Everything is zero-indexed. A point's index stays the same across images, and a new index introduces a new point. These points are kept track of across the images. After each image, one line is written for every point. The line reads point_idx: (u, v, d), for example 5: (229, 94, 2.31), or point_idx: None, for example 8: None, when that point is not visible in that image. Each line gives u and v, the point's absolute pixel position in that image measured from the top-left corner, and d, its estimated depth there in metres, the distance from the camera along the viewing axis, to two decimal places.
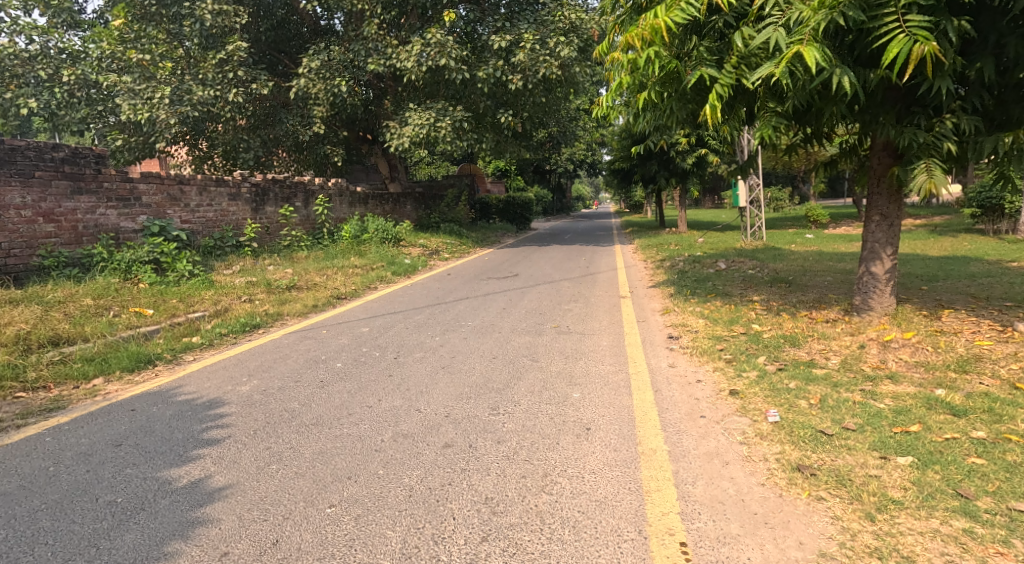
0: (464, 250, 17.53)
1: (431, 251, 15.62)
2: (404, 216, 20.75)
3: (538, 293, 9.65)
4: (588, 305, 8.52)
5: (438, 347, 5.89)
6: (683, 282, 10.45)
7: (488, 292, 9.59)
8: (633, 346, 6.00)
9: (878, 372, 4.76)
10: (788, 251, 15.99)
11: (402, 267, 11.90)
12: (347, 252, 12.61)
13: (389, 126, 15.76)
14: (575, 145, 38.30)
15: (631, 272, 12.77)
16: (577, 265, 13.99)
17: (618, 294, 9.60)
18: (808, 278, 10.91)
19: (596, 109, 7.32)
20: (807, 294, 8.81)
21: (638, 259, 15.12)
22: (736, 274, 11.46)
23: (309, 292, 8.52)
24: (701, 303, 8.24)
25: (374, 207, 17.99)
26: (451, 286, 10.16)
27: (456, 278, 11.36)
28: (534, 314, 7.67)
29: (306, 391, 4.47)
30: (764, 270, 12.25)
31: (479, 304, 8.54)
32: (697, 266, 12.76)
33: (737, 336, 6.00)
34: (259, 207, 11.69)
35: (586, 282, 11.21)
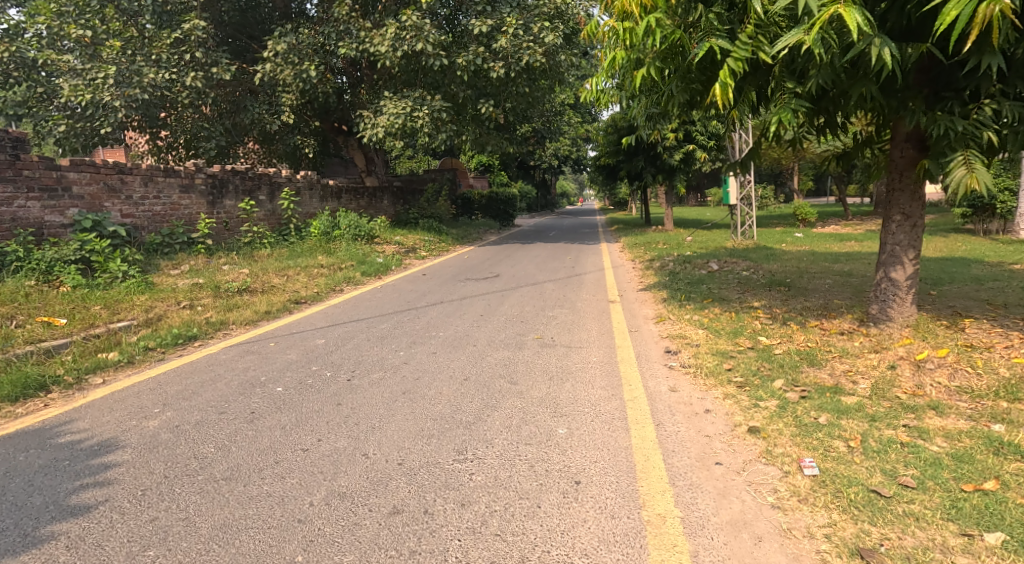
0: (442, 248, 16.68)
1: (407, 249, 14.76)
2: (381, 212, 19.84)
3: (519, 297, 8.84)
4: (574, 311, 7.72)
5: (400, 366, 5.07)
6: (675, 285, 9.71)
7: (464, 296, 8.76)
8: (625, 364, 5.20)
9: (918, 402, 3.96)
10: (780, 251, 15.35)
11: (372, 267, 11.04)
12: (314, 250, 11.74)
13: (363, 116, 14.88)
14: (559, 140, 37.53)
15: (619, 273, 12.01)
16: (562, 265, 13.21)
17: (606, 298, 8.83)
18: (807, 281, 10.22)
19: (584, 93, 6.53)
20: (812, 301, 8.11)
21: (626, 259, 14.35)
22: (730, 277, 10.75)
23: (264, 295, 7.63)
24: (699, 310, 7.49)
25: (347, 202, 17.06)
26: (424, 289, 9.33)
27: (432, 278, 10.55)
28: (514, 323, 6.86)
29: (229, 426, 3.63)
30: (759, 271, 11.56)
31: (453, 310, 7.71)
32: (688, 266, 12.06)
33: (745, 353, 5.22)
34: (217, 201, 10.76)
35: (572, 284, 10.44)
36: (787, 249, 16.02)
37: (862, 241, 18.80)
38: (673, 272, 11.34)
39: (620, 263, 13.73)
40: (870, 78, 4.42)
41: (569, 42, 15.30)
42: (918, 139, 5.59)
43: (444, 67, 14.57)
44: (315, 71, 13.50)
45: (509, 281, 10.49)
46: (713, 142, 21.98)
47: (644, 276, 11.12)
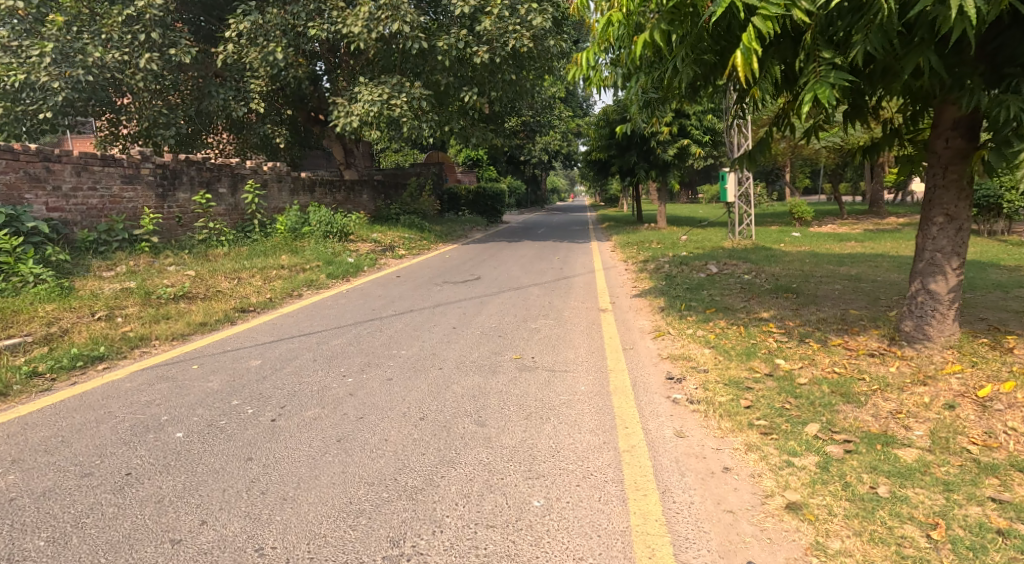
0: (423, 246, 15.75)
1: (384, 248, 13.83)
2: (360, 207, 18.87)
3: (501, 304, 7.93)
4: (561, 322, 6.81)
5: (342, 398, 4.14)
6: (672, 290, 8.84)
7: (437, 303, 7.85)
8: (619, 396, 4.28)
9: (997, 460, 3.07)
10: (779, 251, 14.55)
11: (341, 268, 10.12)
12: (278, 248, 10.80)
13: (336, 103, 13.90)
14: (549, 133, 36.60)
15: (610, 276, 11.12)
16: (550, 266, 12.29)
17: (596, 306, 7.93)
18: (815, 287, 9.37)
19: (573, 70, 5.63)
20: (826, 312, 7.24)
21: (618, 260, 13.48)
22: (732, 281, 9.90)
23: (204, 302, 6.69)
24: (701, 322, 6.59)
25: (322, 196, 16.08)
26: (394, 294, 8.40)
27: (406, 282, 9.63)
28: (490, 338, 5.95)
29: (87, 499, 2.71)
30: (761, 275, 10.71)
31: (422, 321, 6.78)
32: (685, 269, 11.20)
33: (764, 384, 4.31)
34: (168, 193, 9.79)
35: (559, 288, 9.55)
36: (787, 250, 15.24)
37: (862, 241, 18.04)
38: (668, 275, 10.48)
39: (612, 263, 12.84)
40: (927, 44, 3.54)
41: (559, 28, 14.42)
42: (968, 127, 4.71)
43: (425, 52, 13.65)
44: (284, 54, 12.56)
45: (491, 284, 9.56)
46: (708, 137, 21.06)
47: (638, 280, 10.24)
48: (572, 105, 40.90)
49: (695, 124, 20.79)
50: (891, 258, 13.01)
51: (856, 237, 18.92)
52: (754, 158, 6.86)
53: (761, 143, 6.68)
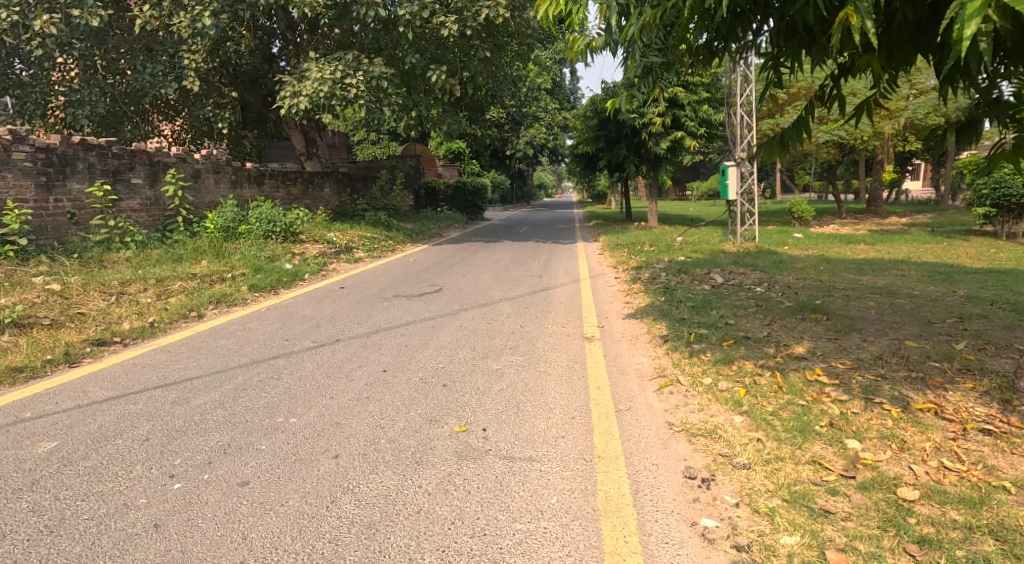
0: (387, 248, 14.00)
1: (338, 251, 12.08)
2: (322, 203, 17.08)
3: (459, 330, 6.20)
4: (530, 362, 5.11)
5: (133, 541, 2.42)
6: (674, 309, 7.18)
7: (376, 329, 6.11)
8: (614, 531, 2.60)
9: None
10: (786, 256, 12.98)
11: (271, 276, 8.40)
12: (199, 251, 9.06)
13: (283, 81, 12.01)
14: (535, 126, 34.88)
15: (596, 287, 9.44)
16: (529, 274, 10.61)
17: (580, 333, 6.23)
18: (844, 305, 7.77)
19: (547, 6, 4.02)
20: (877, 346, 5.58)
21: (606, 265, 11.85)
22: (743, 297, 8.25)
23: (40, 334, 4.95)
24: (718, 362, 4.90)
25: (273, 190, 14.30)
26: (326, 315, 6.64)
27: (348, 296, 7.89)
28: (428, 394, 4.22)
29: None
30: (775, 287, 9.11)
31: (345, 359, 5.04)
32: (685, 278, 9.60)
33: (850, 502, 2.66)
34: (54, 182, 8.02)
35: (537, 304, 7.88)
36: (793, 254, 13.67)
37: (874, 244, 16.48)
38: (666, 286, 8.86)
39: (599, 271, 11.15)
40: None
41: None
42: None
43: (387, 24, 11.99)
44: (214, 21, 11.06)
45: (452, 301, 7.83)
46: (704, 129, 19.42)
47: (630, 294, 8.55)
48: (558, 97, 39.24)
49: (690, 115, 19.12)
50: (915, 266, 11.45)
51: (864, 240, 17.37)
52: (788, 144, 5.12)
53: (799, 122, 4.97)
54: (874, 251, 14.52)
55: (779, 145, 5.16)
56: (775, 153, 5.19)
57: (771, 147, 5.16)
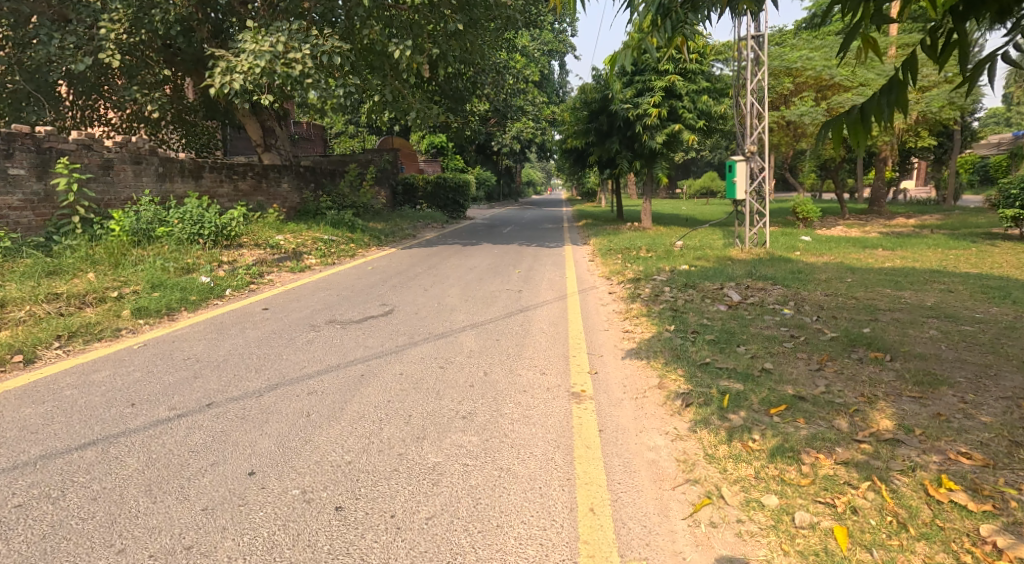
0: (346, 253, 12.22)
1: (283, 258, 10.29)
2: (281, 201, 15.28)
3: (397, 384, 4.45)
4: (486, 449, 3.38)
5: None
6: (690, 344, 5.46)
7: (278, 381, 4.33)
8: None
9: None
10: (802, 265, 11.34)
11: (172, 294, 6.63)
12: (91, 261, 7.30)
13: (217, 57, 10.19)
14: (522, 120, 33.23)
15: (586, 307, 7.73)
16: (506, 287, 8.90)
17: (565, 388, 4.48)
18: (900, 337, 6.10)
19: None
20: (991, 415, 3.86)
21: (598, 275, 10.17)
22: (771, 325, 6.56)
23: None
24: (774, 454, 3.18)
25: (216, 186, 12.48)
26: (219, 356, 4.84)
27: (267, 324, 6.09)
28: (303, 540, 2.49)
29: None
30: (803, 308, 7.46)
31: (203, 444, 3.26)
32: (694, 296, 7.91)
33: None
34: None
35: (511, 334, 6.14)
36: (810, 262, 12.04)
37: (894, 249, 14.87)
38: (671, 307, 7.18)
39: (590, 283, 9.43)
40: None
41: None
42: None
43: None
44: None
45: (402, 331, 6.08)
46: (703, 122, 17.66)
47: (629, 318, 6.81)
48: (546, 90, 37.58)
49: (688, 106, 17.35)
50: (958, 277, 9.83)
51: (880, 245, 15.78)
52: (871, 119, 3.64)
53: (894, 84, 3.51)
54: (896, 258, 12.95)
55: (858, 120, 3.66)
56: (851, 132, 3.70)
57: (847, 124, 3.66)
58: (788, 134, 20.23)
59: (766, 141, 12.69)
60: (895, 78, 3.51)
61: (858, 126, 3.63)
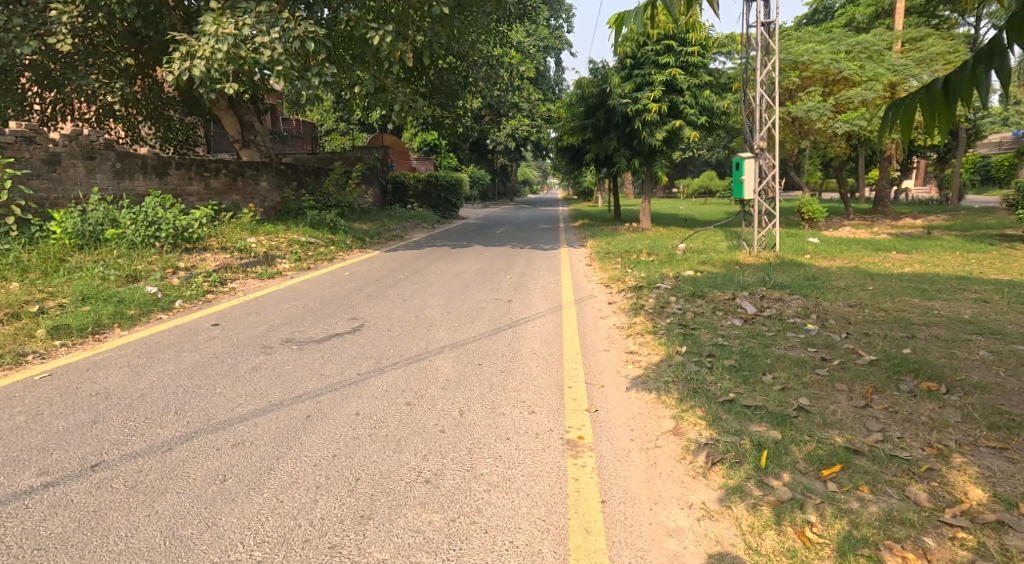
0: (324, 256, 11.34)
1: (251, 263, 9.40)
2: (259, 200, 14.38)
3: (349, 430, 3.60)
4: (452, 537, 2.56)
5: None
6: (707, 373, 4.59)
7: (198, 426, 3.47)
8: None
9: None
10: (817, 271, 10.50)
11: (104, 308, 5.75)
12: (18, 269, 6.42)
13: (176, 41, 9.32)
14: (518, 117, 32.34)
15: (584, 320, 6.86)
16: (495, 297, 8.02)
17: (559, 435, 3.62)
18: (949, 360, 5.25)
19: None
20: None
21: (596, 282, 9.30)
22: (797, 345, 5.71)
23: None
24: (844, 552, 2.46)
25: (184, 184, 11.59)
26: (136, 391, 3.98)
27: (210, 344, 5.22)
28: None
29: None
30: (828, 324, 6.60)
31: (62, 538, 2.43)
32: (704, 309, 7.04)
33: None
34: None
35: (496, 356, 5.27)
36: (825, 267, 11.21)
37: (908, 252, 14.07)
38: (681, 323, 6.32)
39: (588, 292, 8.55)
40: None
41: None
42: None
43: None
44: None
45: (369, 353, 5.22)
46: (705, 117, 16.81)
47: (633, 336, 5.95)
48: (542, 86, 36.74)
49: (690, 101, 16.49)
50: (990, 285, 8.99)
51: (894, 247, 14.93)
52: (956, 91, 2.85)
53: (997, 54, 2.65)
54: (913, 262, 12.15)
55: (943, 96, 2.88)
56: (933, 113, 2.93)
57: (927, 104, 2.91)
58: (794, 131, 19.42)
59: (775, 136, 11.83)
60: (996, 43, 2.65)
61: (940, 109, 2.90)
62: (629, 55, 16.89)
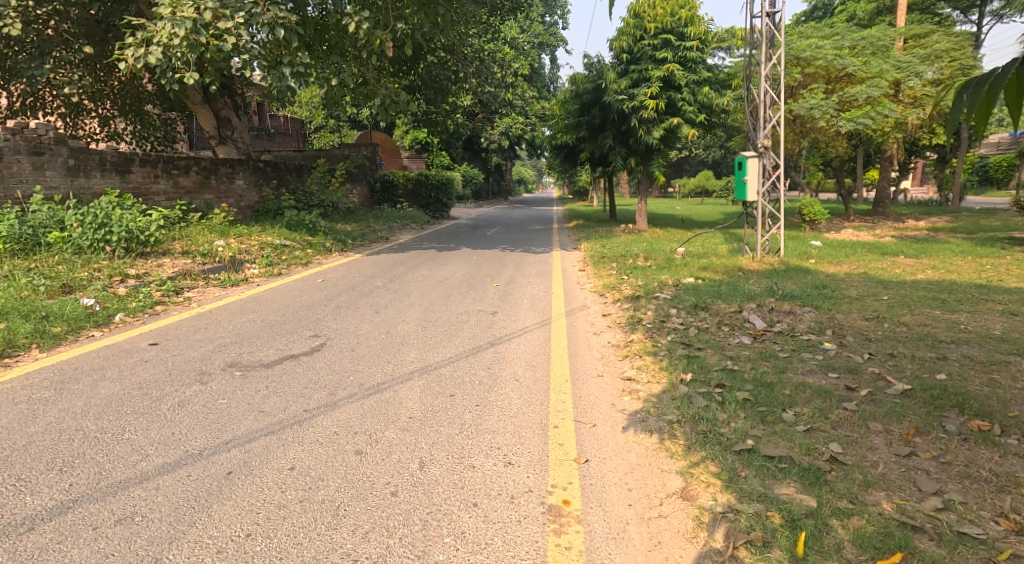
0: (299, 260, 10.60)
1: (215, 269, 8.66)
2: (235, 200, 13.63)
3: (277, 494, 2.91)
4: None
5: None
6: (718, 410, 3.90)
7: (80, 493, 2.78)
8: None
9: None
10: (825, 277, 9.84)
11: (22, 327, 5.02)
12: None
13: (133, 26, 8.59)
14: (511, 115, 31.69)
15: (575, 337, 6.13)
16: (477, 308, 7.31)
17: (538, 501, 2.93)
18: (993, 388, 4.58)
19: None
20: None
21: (590, 291, 8.59)
22: (817, 369, 5.01)
23: None
24: None
25: (149, 182, 10.84)
26: (22, 439, 3.28)
27: (136, 370, 4.49)
28: None
29: None
30: (847, 342, 5.92)
31: None
32: (709, 324, 6.33)
33: None
34: None
35: (472, 385, 4.54)
36: (832, 273, 10.53)
37: (916, 256, 13.45)
38: (685, 343, 5.61)
39: (581, 303, 7.83)
40: None
41: None
42: None
43: None
44: None
45: (325, 380, 4.51)
46: (704, 116, 16.11)
47: (630, 359, 5.26)
48: (536, 85, 36.18)
49: (688, 98, 15.78)
50: (1013, 295, 8.35)
51: (901, 251, 14.30)
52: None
53: None
54: (925, 267, 11.50)
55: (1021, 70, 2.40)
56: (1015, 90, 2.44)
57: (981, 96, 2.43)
58: (795, 130, 18.77)
59: (780, 134, 11.16)
60: None
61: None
62: (625, 50, 16.20)
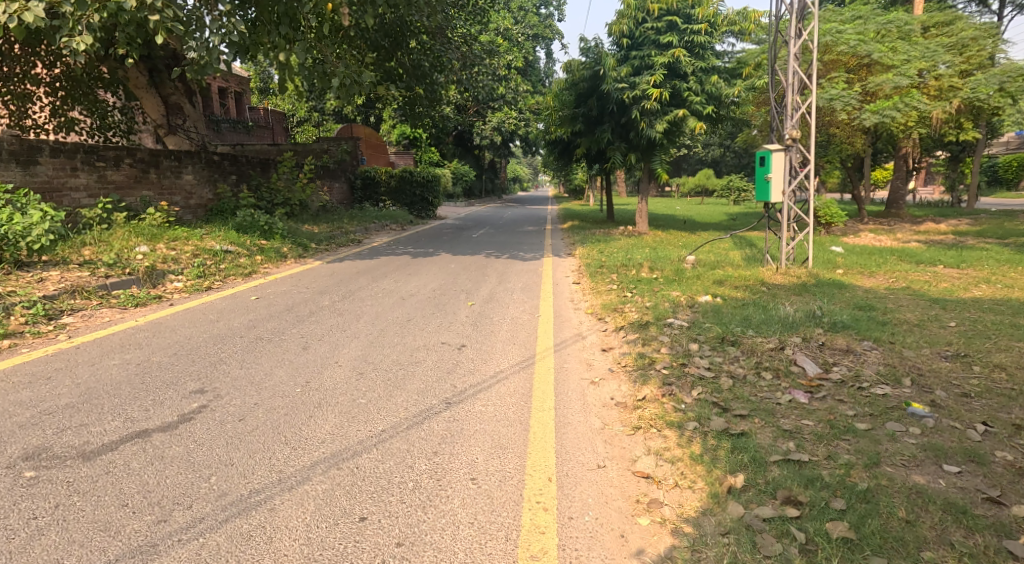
0: (241, 269, 8.92)
1: (121, 283, 7.00)
2: (183, 196, 11.94)
3: None
4: None
5: None
6: None
7: None
8: None
9: None
10: (866, 294, 8.23)
11: None
12: None
13: None
14: (504, 109, 30.08)
15: (565, 390, 4.44)
16: (440, 340, 5.62)
17: None
18: None
19: None
20: None
21: (586, 314, 6.90)
22: (924, 454, 3.36)
23: None
24: None
25: (63, 176, 9.17)
26: None
27: None
28: None
29: None
30: (940, 398, 4.28)
31: None
32: (749, 371, 4.67)
33: None
34: None
35: (398, 495, 2.88)
36: (872, 288, 8.89)
37: (956, 265, 11.86)
38: (722, 408, 3.91)
39: (575, 331, 6.14)
40: None
41: None
42: None
43: None
44: None
45: (163, 487, 2.86)
46: (713, 108, 14.41)
47: (645, 435, 3.60)
48: (531, 79, 34.62)
49: (695, 87, 14.09)
50: None
51: (937, 258, 12.70)
52: None
53: None
54: (976, 280, 9.85)
55: None
56: None
57: None
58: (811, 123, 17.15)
59: (810, 125, 9.52)
60: None
61: None
62: (625, 34, 14.53)
